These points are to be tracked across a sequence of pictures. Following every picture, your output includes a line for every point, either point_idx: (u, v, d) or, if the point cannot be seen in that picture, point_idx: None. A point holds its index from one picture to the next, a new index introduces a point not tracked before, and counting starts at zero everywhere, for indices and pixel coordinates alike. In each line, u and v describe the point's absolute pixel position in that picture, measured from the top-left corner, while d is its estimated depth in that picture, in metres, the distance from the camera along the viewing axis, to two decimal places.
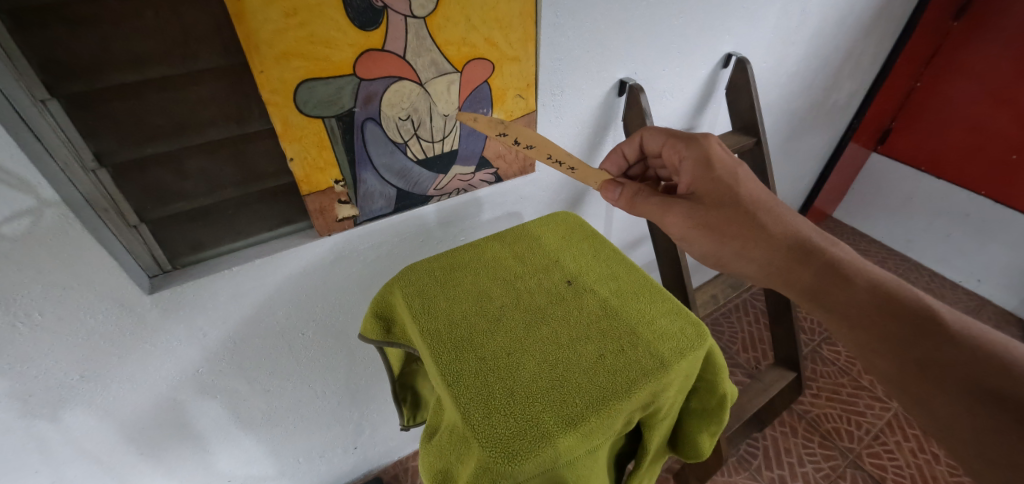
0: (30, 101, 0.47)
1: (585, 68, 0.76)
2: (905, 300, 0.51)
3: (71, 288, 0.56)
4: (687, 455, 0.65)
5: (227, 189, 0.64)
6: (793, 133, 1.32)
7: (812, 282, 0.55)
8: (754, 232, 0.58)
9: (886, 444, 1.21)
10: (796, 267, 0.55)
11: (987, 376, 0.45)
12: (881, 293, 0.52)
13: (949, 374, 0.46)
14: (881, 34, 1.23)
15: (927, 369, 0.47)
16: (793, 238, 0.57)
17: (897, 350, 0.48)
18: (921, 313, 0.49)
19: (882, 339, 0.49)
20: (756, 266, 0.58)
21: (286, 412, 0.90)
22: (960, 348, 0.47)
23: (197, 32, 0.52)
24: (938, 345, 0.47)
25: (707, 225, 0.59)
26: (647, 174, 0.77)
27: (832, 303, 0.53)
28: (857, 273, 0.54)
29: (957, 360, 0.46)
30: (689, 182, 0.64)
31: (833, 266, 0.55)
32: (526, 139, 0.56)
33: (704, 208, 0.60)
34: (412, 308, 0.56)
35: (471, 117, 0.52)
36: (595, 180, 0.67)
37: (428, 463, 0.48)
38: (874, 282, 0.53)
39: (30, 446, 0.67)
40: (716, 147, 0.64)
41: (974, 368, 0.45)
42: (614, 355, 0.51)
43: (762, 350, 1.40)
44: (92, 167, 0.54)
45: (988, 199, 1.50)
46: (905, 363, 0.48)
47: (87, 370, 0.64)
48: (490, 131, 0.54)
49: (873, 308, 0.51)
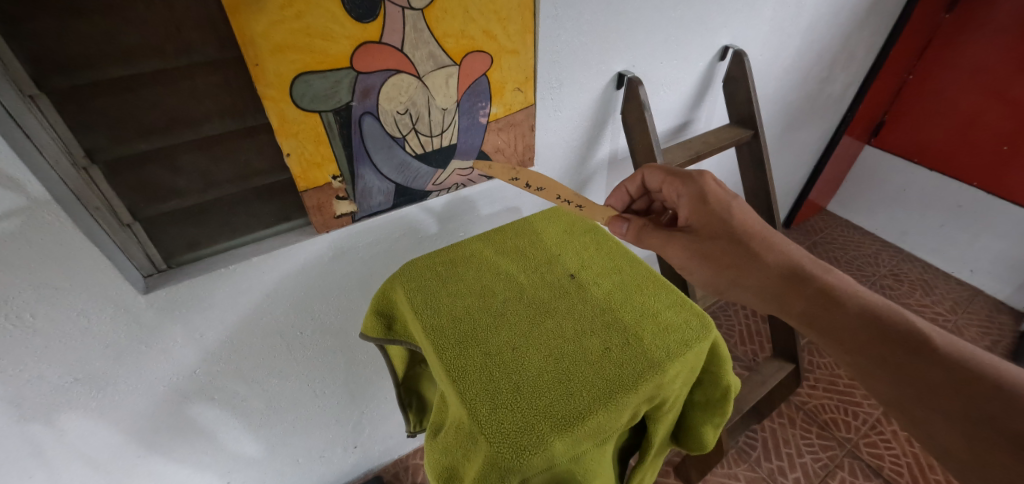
0: (19, 96, 0.46)
1: (584, 61, 0.75)
2: (897, 323, 0.51)
3: (64, 287, 0.55)
4: (691, 447, 0.66)
5: (222, 186, 0.63)
6: (789, 125, 1.33)
7: (809, 308, 0.54)
8: (745, 261, 0.57)
9: (883, 434, 1.23)
10: (792, 293, 0.55)
11: (978, 399, 0.45)
12: (873, 317, 0.51)
13: (942, 397, 0.47)
14: (876, 26, 1.23)
15: (921, 392, 0.47)
16: (785, 265, 0.57)
17: (890, 375, 0.49)
18: (911, 336, 0.49)
19: (876, 366, 0.49)
20: (751, 293, 0.58)
21: (285, 411, 0.89)
22: (952, 370, 0.47)
23: (190, 25, 0.51)
24: (930, 368, 0.48)
25: (704, 257, 0.59)
26: (651, 207, 0.75)
27: (828, 328, 0.53)
28: (848, 296, 0.53)
29: (949, 383, 0.47)
30: (687, 216, 0.63)
31: (825, 291, 0.54)
32: (538, 182, 0.63)
33: (701, 241, 0.59)
34: (414, 305, 0.55)
35: (486, 165, 0.62)
36: (601, 215, 0.63)
37: (434, 459, 0.48)
38: (866, 305, 0.52)
39: (24, 450, 0.65)
40: (712, 183, 0.63)
41: (966, 391, 0.46)
42: (619, 348, 0.51)
43: (760, 343, 1.41)
44: (84, 164, 0.52)
45: (980, 190, 1.51)
46: (899, 387, 0.48)
47: (81, 373, 0.62)
48: (502, 176, 0.63)
49: (865, 333, 0.51)
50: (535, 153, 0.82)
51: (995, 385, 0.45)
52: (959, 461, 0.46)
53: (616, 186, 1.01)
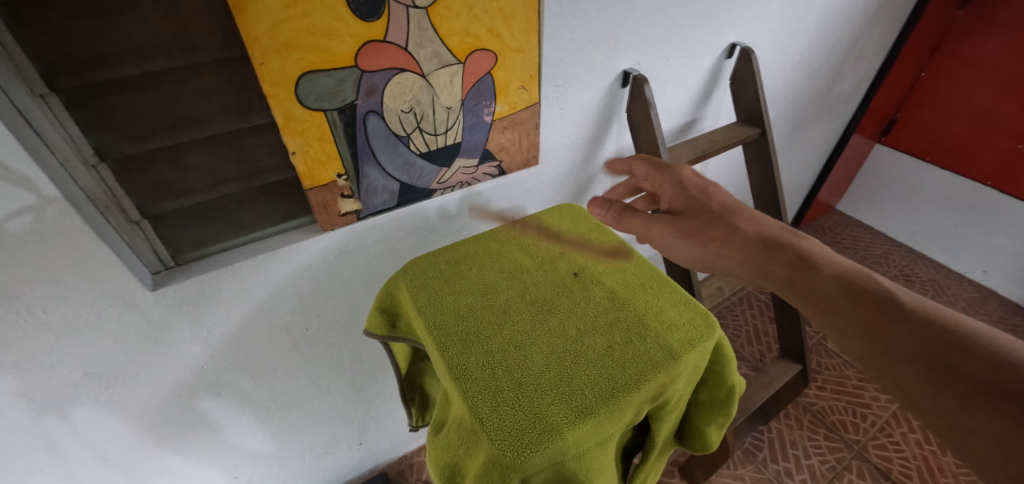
0: (29, 95, 0.47)
1: (589, 59, 0.75)
2: (873, 287, 0.50)
3: (75, 284, 0.55)
4: (695, 448, 0.65)
5: (228, 184, 0.63)
6: (798, 123, 1.31)
7: (788, 274, 0.54)
8: (727, 233, 0.57)
9: (892, 436, 1.21)
10: (772, 262, 0.55)
11: (954, 352, 0.44)
12: (849, 282, 0.51)
13: (920, 351, 0.45)
14: (887, 23, 1.21)
15: (898, 347, 0.46)
16: (765, 235, 0.57)
17: (864, 332, 0.47)
18: (885, 298, 0.48)
19: (851, 326, 0.48)
20: (736, 262, 0.57)
21: (291, 408, 0.90)
22: (926, 328, 0.45)
23: (197, 25, 0.51)
24: (906, 325, 0.46)
25: (690, 235, 0.58)
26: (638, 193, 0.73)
27: (805, 291, 0.52)
28: (826, 262, 0.53)
29: (925, 339, 0.45)
30: (668, 202, 0.63)
31: (803, 258, 0.54)
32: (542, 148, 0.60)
33: (685, 220, 0.59)
34: (417, 302, 0.56)
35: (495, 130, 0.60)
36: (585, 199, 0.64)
37: (437, 456, 0.48)
38: (842, 271, 0.52)
39: (36, 443, 0.67)
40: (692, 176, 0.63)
41: (940, 344, 0.44)
42: (622, 347, 0.51)
43: (767, 343, 1.39)
44: (93, 162, 0.53)
45: (994, 189, 1.48)
46: (874, 343, 0.47)
47: (91, 368, 0.63)
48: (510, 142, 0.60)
49: (840, 295, 0.50)
50: (540, 151, 0.82)
51: (969, 340, 0.44)
52: (940, 418, 0.43)
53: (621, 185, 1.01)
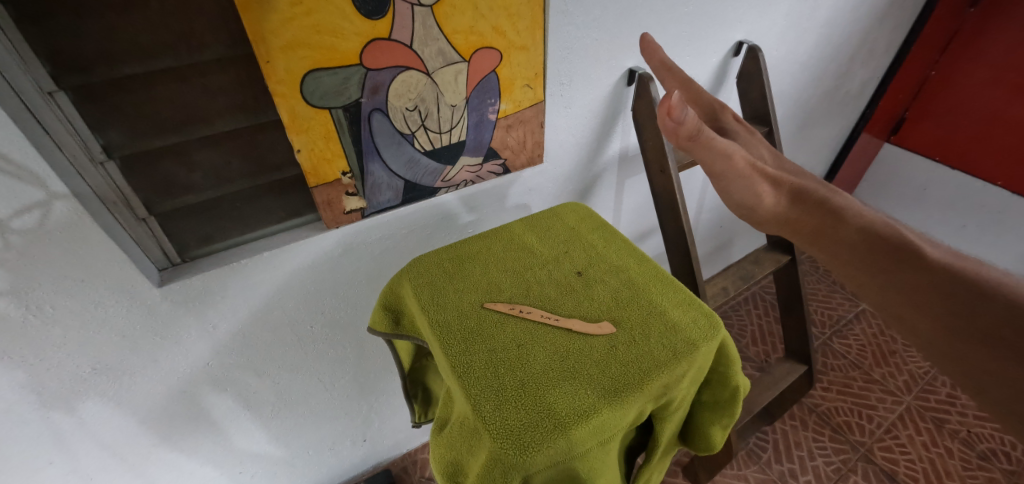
0: (38, 92, 0.47)
1: (594, 56, 0.74)
2: (900, 237, 0.48)
3: (83, 280, 0.56)
4: (699, 449, 0.65)
5: (234, 181, 0.64)
6: (805, 123, 1.30)
7: (805, 222, 0.53)
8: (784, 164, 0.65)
9: (898, 438, 1.20)
10: (792, 211, 0.54)
11: (969, 300, 0.41)
12: (873, 231, 0.49)
13: (935, 297, 0.43)
14: (897, 21, 1.20)
15: (913, 293, 0.44)
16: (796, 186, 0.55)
17: (878, 278, 0.47)
18: (912, 247, 0.46)
19: (869, 273, 0.47)
20: (770, 205, 0.55)
21: (295, 404, 0.90)
22: (946, 277, 0.43)
23: (203, 24, 0.51)
24: (922, 273, 0.44)
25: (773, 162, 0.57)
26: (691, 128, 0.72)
27: (821, 238, 0.51)
28: (851, 213, 0.51)
29: (942, 286, 0.43)
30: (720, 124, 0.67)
31: (826, 207, 0.53)
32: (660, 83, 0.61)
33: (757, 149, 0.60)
34: (421, 300, 0.56)
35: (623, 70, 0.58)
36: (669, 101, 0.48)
37: (440, 454, 0.48)
38: (868, 221, 0.50)
39: (45, 436, 0.67)
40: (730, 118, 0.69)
41: (960, 292, 0.42)
42: (626, 346, 0.50)
43: (772, 344, 1.39)
44: (101, 159, 0.54)
45: (1004, 189, 1.46)
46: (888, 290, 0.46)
47: (99, 362, 0.64)
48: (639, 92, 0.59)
49: (860, 244, 0.49)
50: (544, 149, 0.81)
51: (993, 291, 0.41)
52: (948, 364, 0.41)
53: (626, 184, 1.00)
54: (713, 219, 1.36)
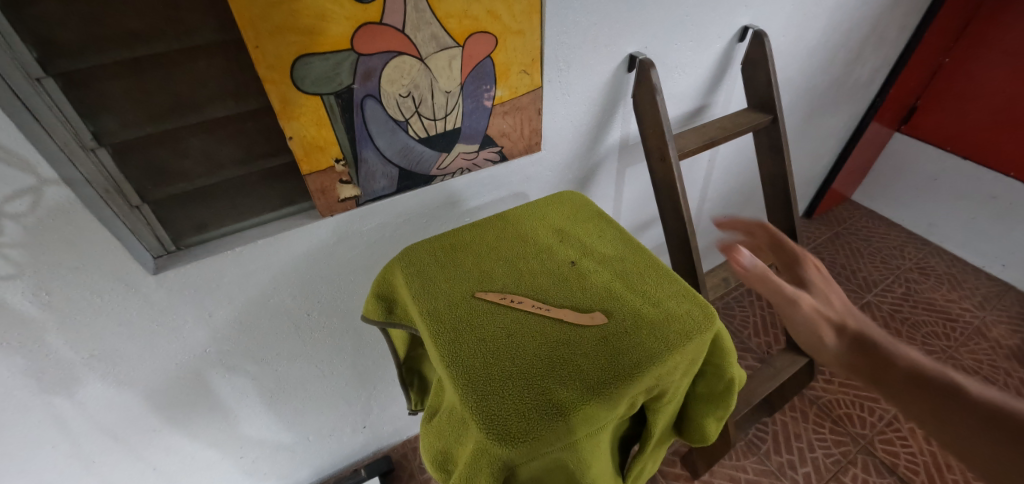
0: (26, 79, 0.46)
1: (593, 41, 0.73)
2: (948, 383, 0.50)
3: (77, 267, 0.56)
4: (693, 440, 0.65)
5: (227, 168, 0.63)
6: (813, 111, 1.27)
7: (860, 364, 0.53)
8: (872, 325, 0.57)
9: (900, 431, 1.19)
10: (851, 356, 0.54)
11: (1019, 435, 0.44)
12: (920, 374, 0.51)
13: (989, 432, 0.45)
14: (910, 5, 1.16)
15: (961, 432, 0.46)
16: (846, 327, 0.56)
17: (925, 415, 0.49)
18: (958, 387, 0.49)
19: (908, 406, 0.50)
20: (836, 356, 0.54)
21: (294, 391, 0.91)
22: (991, 419, 0.46)
23: (190, 8, 0.51)
24: (962, 410, 0.47)
25: (851, 332, 0.55)
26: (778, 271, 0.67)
27: (871, 375, 0.52)
28: (896, 356, 0.53)
29: (988, 425, 0.46)
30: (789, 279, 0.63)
31: (880, 354, 0.53)
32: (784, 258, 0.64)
33: (830, 304, 0.58)
34: (412, 288, 0.56)
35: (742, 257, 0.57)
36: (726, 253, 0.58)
37: (431, 443, 0.49)
38: (914, 363, 0.52)
39: (47, 421, 0.68)
40: (813, 268, 0.62)
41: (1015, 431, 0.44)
42: (617, 337, 0.50)
43: (775, 335, 1.37)
44: (92, 146, 0.53)
45: (1016, 181, 1.43)
46: (938, 426, 0.48)
47: (95, 349, 0.64)
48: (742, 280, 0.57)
49: (908, 384, 0.50)
50: (542, 137, 0.80)
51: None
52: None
53: (626, 172, 0.99)
54: (716, 209, 1.34)
